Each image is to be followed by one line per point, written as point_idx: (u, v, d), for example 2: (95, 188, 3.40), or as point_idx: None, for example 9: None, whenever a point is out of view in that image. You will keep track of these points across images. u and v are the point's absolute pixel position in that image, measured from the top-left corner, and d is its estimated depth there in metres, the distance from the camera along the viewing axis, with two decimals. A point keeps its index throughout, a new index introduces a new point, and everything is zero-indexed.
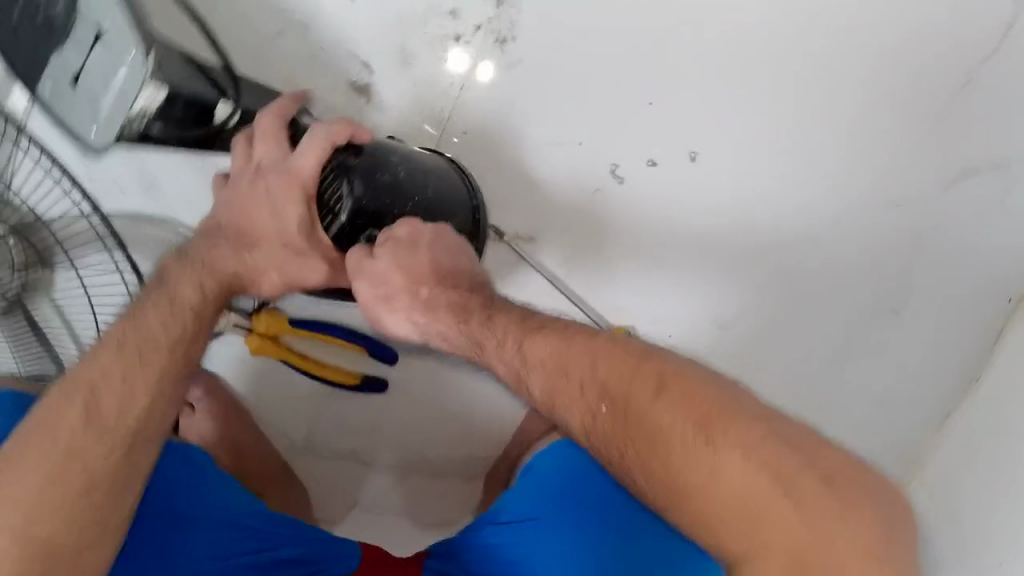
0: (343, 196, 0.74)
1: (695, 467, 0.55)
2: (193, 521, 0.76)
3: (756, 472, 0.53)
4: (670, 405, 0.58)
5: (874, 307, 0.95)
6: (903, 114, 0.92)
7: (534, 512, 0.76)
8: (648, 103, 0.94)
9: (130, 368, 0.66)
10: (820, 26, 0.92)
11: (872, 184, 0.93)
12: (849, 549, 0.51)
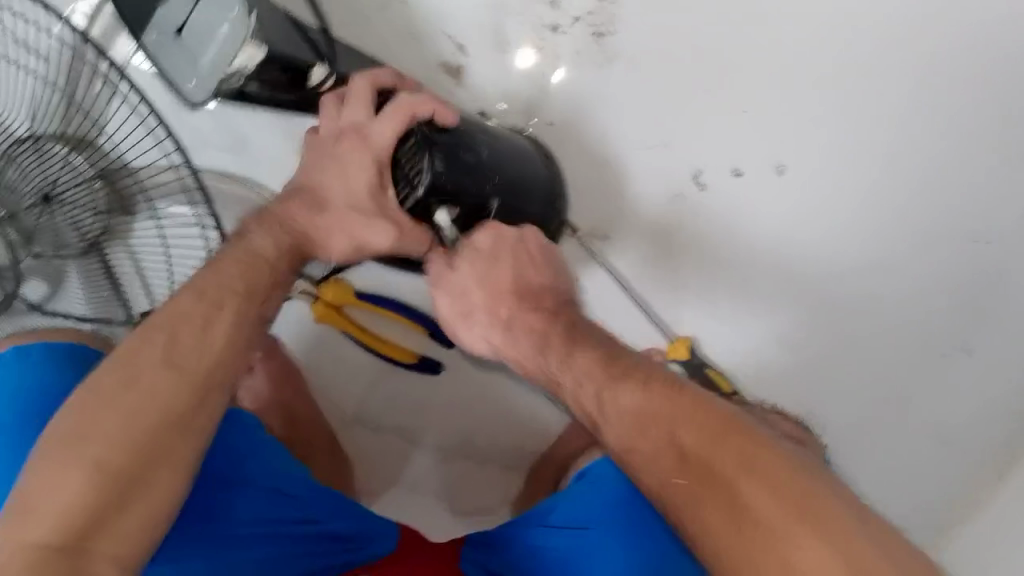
0: (423, 170, 0.70)
1: (768, 550, 0.54)
2: (242, 485, 0.75)
3: (830, 559, 0.52)
4: (754, 479, 0.57)
5: (944, 345, 0.94)
6: (1003, 145, 0.89)
7: (580, 526, 0.77)
8: (739, 111, 0.93)
9: (207, 314, 0.66)
10: (928, 45, 0.88)
11: (961, 217, 0.91)
12: None
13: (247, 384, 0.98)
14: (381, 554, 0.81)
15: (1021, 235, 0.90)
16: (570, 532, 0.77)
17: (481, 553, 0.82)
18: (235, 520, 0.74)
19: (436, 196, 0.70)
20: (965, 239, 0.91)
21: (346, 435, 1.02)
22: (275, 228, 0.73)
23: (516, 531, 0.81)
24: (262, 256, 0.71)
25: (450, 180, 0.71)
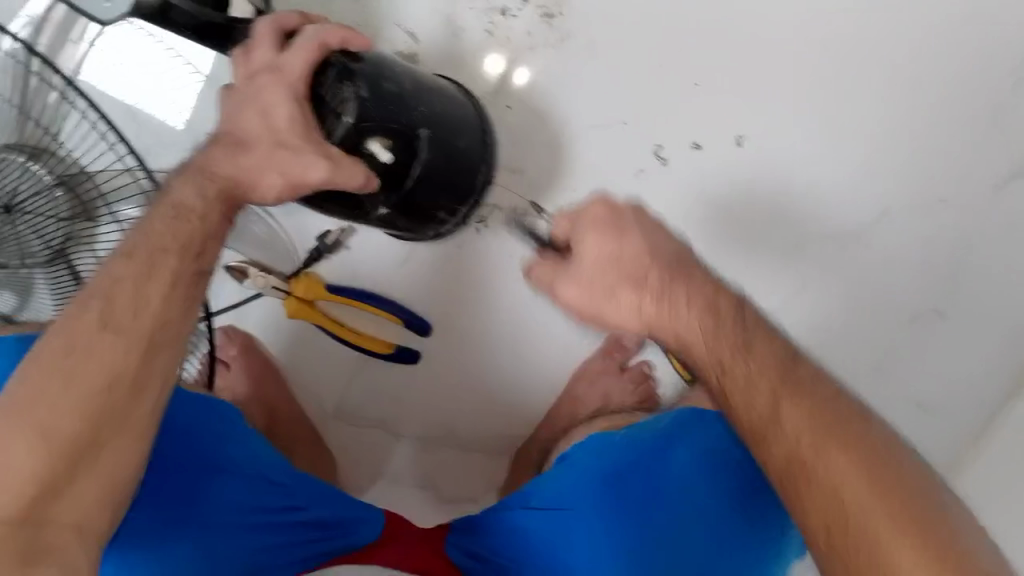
0: (347, 98, 0.67)
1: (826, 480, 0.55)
2: (225, 470, 0.74)
3: (872, 494, 0.54)
4: (804, 415, 0.57)
5: (918, 306, 0.95)
6: (953, 108, 0.92)
7: (564, 501, 0.76)
8: (694, 84, 0.94)
9: (141, 276, 0.62)
10: (875, 18, 0.92)
11: (921, 179, 0.93)
12: None
13: (225, 382, 0.98)
14: (376, 535, 0.83)
15: (979, 195, 0.93)
16: (583, 480, 0.77)
17: (463, 537, 0.83)
18: (220, 503, 0.73)
19: (361, 121, 0.68)
20: (923, 200, 0.93)
21: (327, 429, 1.02)
22: (194, 174, 0.66)
23: (519, 499, 0.79)
24: (194, 212, 0.65)
25: (373, 107, 0.69)
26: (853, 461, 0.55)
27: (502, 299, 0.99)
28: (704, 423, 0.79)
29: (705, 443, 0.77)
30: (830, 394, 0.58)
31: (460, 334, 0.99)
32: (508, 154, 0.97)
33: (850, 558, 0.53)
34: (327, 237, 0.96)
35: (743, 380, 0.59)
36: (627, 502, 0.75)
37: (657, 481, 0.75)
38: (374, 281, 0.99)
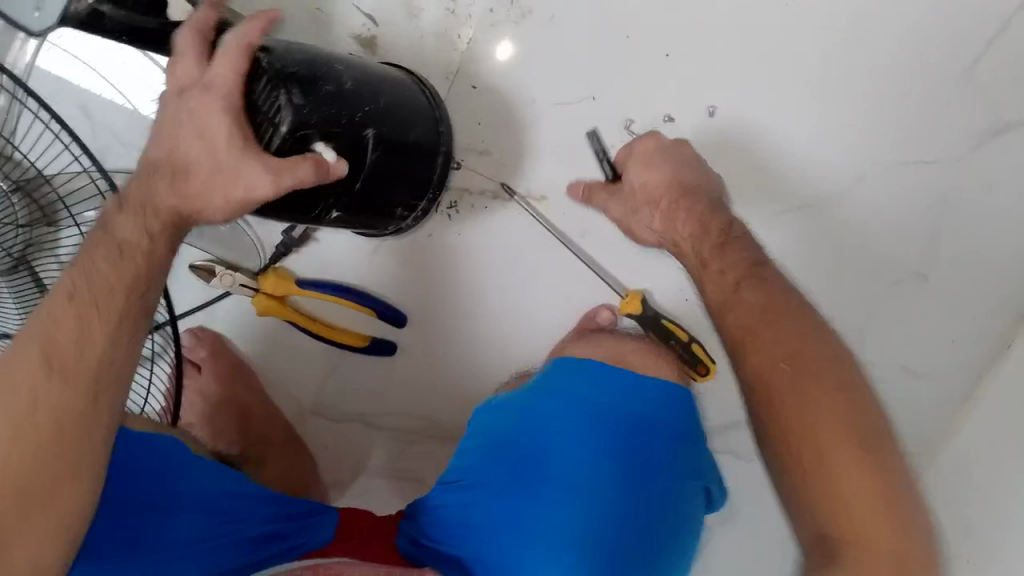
0: (282, 105, 0.63)
1: (794, 406, 0.62)
2: (169, 506, 0.70)
3: (831, 424, 0.60)
4: (778, 343, 0.65)
5: (898, 273, 0.92)
6: (928, 69, 0.90)
7: (470, 475, 0.74)
8: (665, 55, 0.91)
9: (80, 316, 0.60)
10: None
11: (897, 142, 0.91)
12: (873, 528, 0.57)
13: (194, 385, 0.98)
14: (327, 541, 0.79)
15: (957, 156, 0.90)
16: (482, 462, 0.74)
17: (410, 525, 0.78)
18: (163, 541, 0.69)
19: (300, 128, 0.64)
20: (902, 162, 0.91)
21: (306, 427, 1.00)
22: (132, 203, 0.63)
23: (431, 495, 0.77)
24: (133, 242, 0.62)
25: (312, 112, 0.65)
26: (783, 338, 0.65)
27: (468, 288, 0.97)
28: (580, 365, 0.76)
29: (583, 383, 0.74)
30: (815, 331, 0.65)
31: (435, 324, 0.98)
32: (476, 136, 0.94)
33: (802, 463, 0.60)
34: (293, 230, 0.95)
35: (712, 276, 0.74)
36: (526, 469, 0.72)
37: (550, 438, 0.72)
38: (345, 274, 0.97)
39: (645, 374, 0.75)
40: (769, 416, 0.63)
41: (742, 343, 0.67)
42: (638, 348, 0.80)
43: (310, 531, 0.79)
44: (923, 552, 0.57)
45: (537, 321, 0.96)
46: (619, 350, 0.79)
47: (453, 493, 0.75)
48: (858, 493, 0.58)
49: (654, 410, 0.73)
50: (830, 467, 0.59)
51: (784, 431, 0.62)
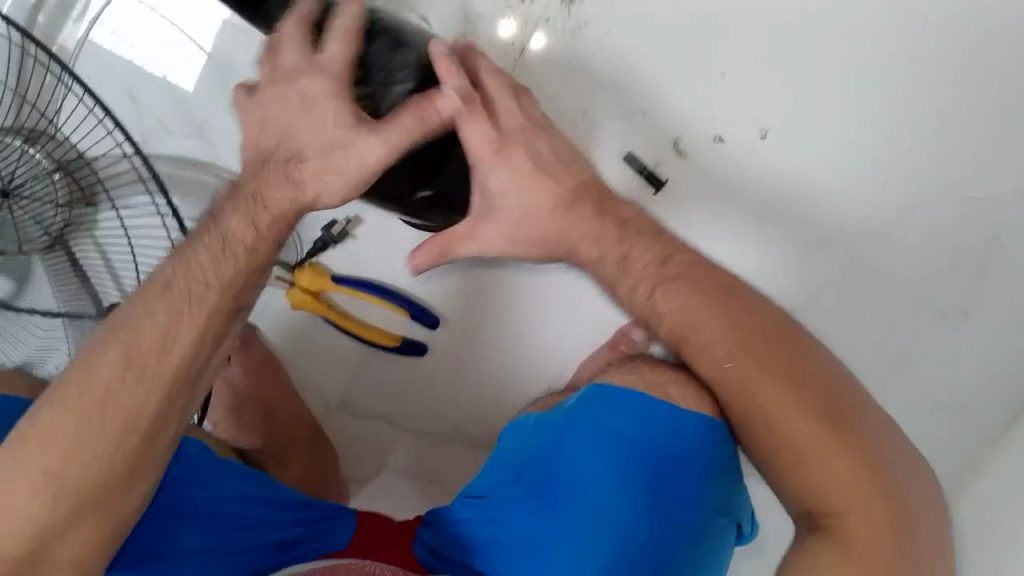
0: (393, 71, 0.71)
1: (754, 392, 0.65)
2: (184, 514, 0.74)
3: (797, 407, 0.63)
4: (716, 322, 0.68)
5: (940, 311, 0.91)
6: (984, 106, 0.88)
7: (492, 490, 0.74)
8: (719, 75, 0.90)
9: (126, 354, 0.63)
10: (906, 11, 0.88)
11: (948, 178, 0.89)
12: (850, 495, 0.61)
13: (223, 375, 0.96)
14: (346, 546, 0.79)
15: (1006, 197, 0.89)
16: (507, 483, 0.73)
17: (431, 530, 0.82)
18: (181, 547, 0.72)
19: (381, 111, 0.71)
20: (953, 199, 0.89)
21: (333, 423, 1.01)
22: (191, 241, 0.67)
23: (453, 507, 0.76)
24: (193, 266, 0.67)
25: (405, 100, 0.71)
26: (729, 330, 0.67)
27: (502, 304, 0.96)
28: (611, 394, 0.72)
29: (614, 414, 0.71)
30: (759, 312, 0.68)
31: (469, 327, 0.97)
32: None
33: (753, 420, 0.65)
34: (332, 227, 0.94)
35: (636, 273, 0.73)
36: (551, 496, 0.71)
37: (577, 468, 0.71)
38: (380, 275, 0.97)
39: (681, 408, 0.70)
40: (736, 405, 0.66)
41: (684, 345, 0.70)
42: (678, 379, 0.72)
43: (322, 533, 0.79)
44: (895, 521, 0.61)
45: (570, 338, 0.96)
46: (656, 381, 0.72)
47: (476, 510, 0.74)
48: (843, 479, 0.61)
49: (689, 448, 0.70)
50: (806, 460, 0.62)
51: (765, 426, 0.64)
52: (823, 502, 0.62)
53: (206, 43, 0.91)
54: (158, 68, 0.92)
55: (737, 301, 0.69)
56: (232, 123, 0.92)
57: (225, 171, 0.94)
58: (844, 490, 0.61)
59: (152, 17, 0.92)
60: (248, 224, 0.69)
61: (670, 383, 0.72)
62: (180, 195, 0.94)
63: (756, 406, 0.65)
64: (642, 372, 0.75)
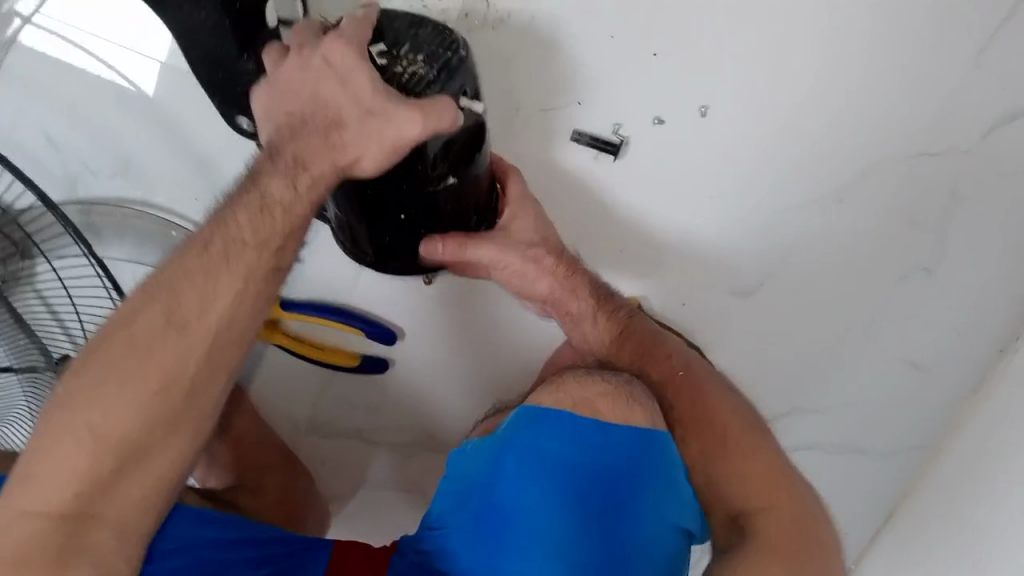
0: (404, 51, 0.65)
1: (700, 401, 0.78)
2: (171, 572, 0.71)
3: (733, 412, 0.76)
4: (668, 350, 0.82)
5: (906, 265, 0.91)
6: (929, 58, 0.85)
7: (446, 522, 0.72)
8: (651, 55, 0.86)
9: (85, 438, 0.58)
10: None
11: (901, 136, 0.87)
12: (775, 496, 0.71)
13: None
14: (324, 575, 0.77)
15: (961, 151, 0.87)
16: (457, 508, 0.73)
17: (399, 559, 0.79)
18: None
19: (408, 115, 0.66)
20: (909, 157, 0.87)
21: (304, 446, 1.00)
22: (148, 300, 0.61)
23: (409, 542, 0.74)
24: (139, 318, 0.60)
25: (433, 92, 0.64)
26: (662, 363, 0.81)
27: (457, 307, 0.95)
28: (543, 412, 0.74)
29: (550, 432, 0.73)
30: (692, 356, 0.83)
31: (428, 343, 0.96)
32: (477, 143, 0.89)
33: (699, 422, 0.77)
34: None
35: (588, 324, 0.85)
36: (499, 515, 0.71)
37: (520, 486, 0.71)
38: (334, 297, 0.94)
39: (607, 422, 0.73)
40: (674, 416, 0.78)
41: (642, 361, 0.82)
42: (608, 391, 0.76)
43: (297, 565, 0.78)
44: (806, 517, 0.70)
45: (533, 328, 0.96)
46: (585, 397, 0.75)
47: (434, 542, 0.73)
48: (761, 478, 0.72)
49: (621, 458, 0.72)
50: (734, 457, 0.74)
51: (707, 437, 0.76)
52: (744, 501, 0.71)
53: (125, 68, 0.86)
54: (71, 104, 0.88)
55: (666, 343, 0.83)
56: (168, 160, 0.90)
57: (164, 210, 0.92)
58: (762, 492, 0.71)
59: (59, 43, 0.86)
60: (288, 185, 0.64)
61: (598, 398, 0.75)
62: (121, 237, 0.92)
63: (696, 414, 0.77)
64: (569, 388, 0.77)
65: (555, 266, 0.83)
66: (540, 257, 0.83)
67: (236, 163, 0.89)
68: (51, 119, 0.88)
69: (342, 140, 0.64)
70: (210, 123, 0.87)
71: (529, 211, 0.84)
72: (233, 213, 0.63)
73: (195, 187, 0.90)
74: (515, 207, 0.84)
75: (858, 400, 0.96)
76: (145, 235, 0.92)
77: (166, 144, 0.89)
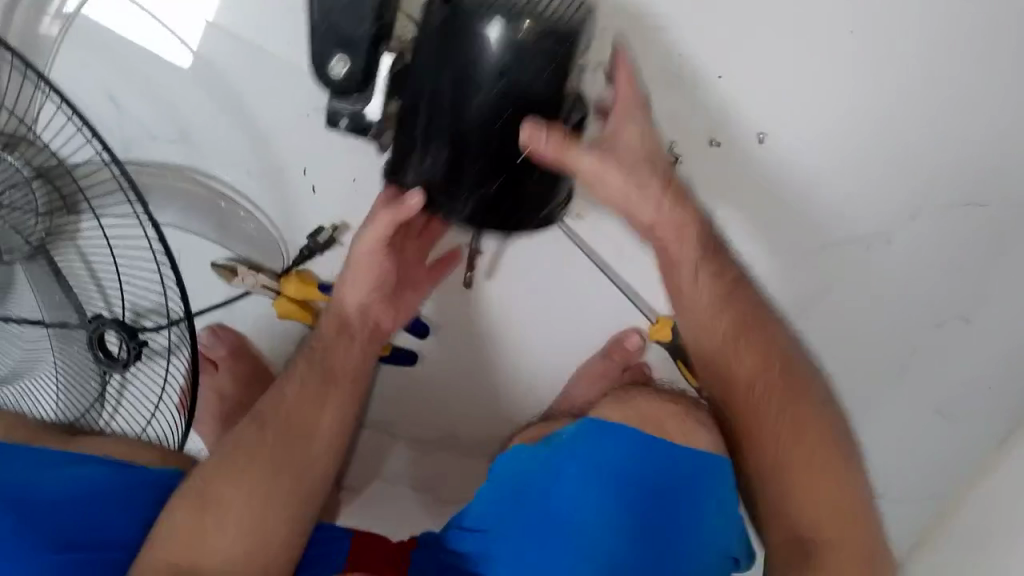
0: None
1: (789, 405, 0.78)
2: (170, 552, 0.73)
3: (822, 429, 0.77)
4: (760, 343, 0.80)
5: (943, 313, 0.91)
6: (1000, 112, 0.84)
7: (490, 521, 0.77)
8: (717, 77, 0.85)
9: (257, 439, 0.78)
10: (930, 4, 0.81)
11: (957, 187, 0.87)
12: (840, 525, 0.74)
13: (212, 383, 0.97)
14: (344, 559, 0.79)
15: (1013, 210, 0.87)
16: (500, 512, 0.77)
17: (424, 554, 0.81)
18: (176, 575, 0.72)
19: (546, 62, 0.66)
20: (958, 207, 0.87)
21: None
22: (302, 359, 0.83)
23: (443, 540, 0.80)
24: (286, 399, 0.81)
25: (579, 23, 0.66)
26: (752, 354, 0.79)
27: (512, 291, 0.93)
28: (604, 425, 0.79)
29: (604, 444, 0.78)
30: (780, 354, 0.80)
31: (461, 343, 0.96)
32: None
33: (779, 422, 0.77)
34: (318, 235, 0.91)
35: (689, 284, 0.80)
36: (541, 518, 0.76)
37: (565, 494, 0.76)
38: None
39: (669, 442, 0.78)
40: (741, 410, 0.79)
41: (718, 356, 0.81)
42: (677, 413, 0.81)
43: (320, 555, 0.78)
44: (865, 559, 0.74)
45: (580, 323, 0.95)
46: (654, 415, 0.81)
47: (473, 542, 0.78)
48: (824, 479, 0.75)
49: (677, 481, 0.77)
50: (812, 470, 0.75)
51: (777, 435, 0.77)
52: (816, 526, 0.74)
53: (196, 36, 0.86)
54: (135, 66, 0.88)
55: (763, 331, 0.80)
56: (223, 131, 0.90)
57: (214, 180, 0.92)
58: (822, 485, 0.75)
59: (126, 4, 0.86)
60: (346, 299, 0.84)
61: (665, 416, 0.81)
62: (168, 208, 0.91)
63: (772, 414, 0.78)
64: (637, 405, 0.83)
65: (661, 193, 0.76)
66: (645, 182, 0.75)
67: (294, 137, 0.89)
68: (114, 81, 0.89)
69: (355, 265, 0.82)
70: (274, 96, 0.88)
71: (633, 125, 0.75)
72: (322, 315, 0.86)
73: (248, 161, 0.91)
74: (618, 120, 0.75)
75: (878, 442, 0.97)
76: (192, 206, 0.92)
77: (226, 117, 0.89)
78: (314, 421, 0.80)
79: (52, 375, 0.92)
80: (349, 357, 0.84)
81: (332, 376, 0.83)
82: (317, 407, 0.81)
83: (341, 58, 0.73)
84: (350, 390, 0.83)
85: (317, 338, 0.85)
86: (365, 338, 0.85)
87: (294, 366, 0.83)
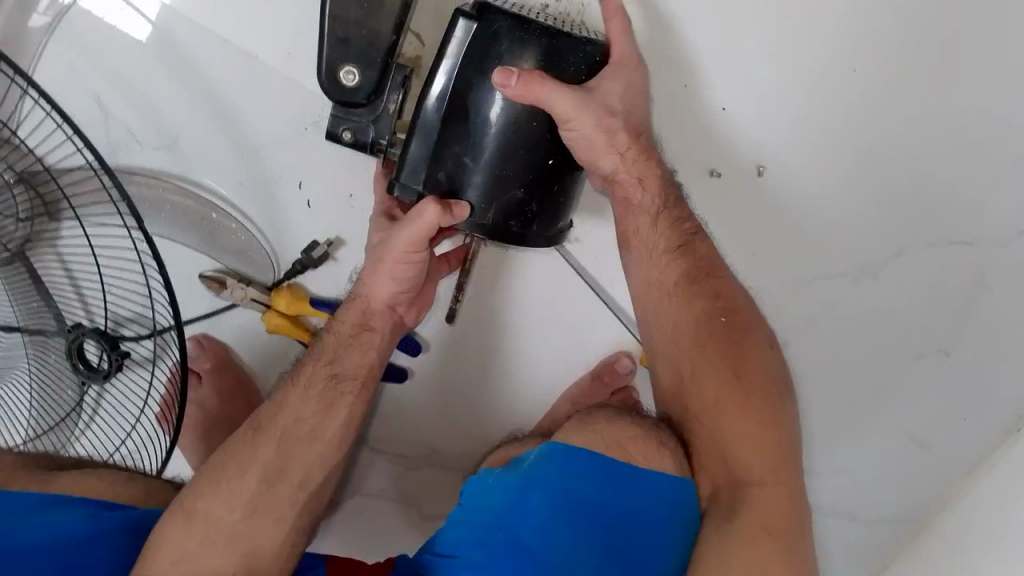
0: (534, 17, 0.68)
1: (749, 358, 0.74)
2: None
3: (771, 394, 0.72)
4: (721, 287, 0.77)
5: (922, 346, 0.94)
6: (987, 153, 0.87)
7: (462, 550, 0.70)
8: (719, 108, 0.87)
9: (282, 454, 0.73)
10: (924, 48, 0.84)
11: (942, 222, 0.89)
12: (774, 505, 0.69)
13: (193, 396, 0.95)
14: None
15: (996, 248, 0.90)
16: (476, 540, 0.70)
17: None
18: None
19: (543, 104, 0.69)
20: (942, 242, 0.90)
21: None
22: (321, 359, 0.78)
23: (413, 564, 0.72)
24: (310, 403, 0.75)
25: (578, 66, 0.69)
26: (705, 298, 0.76)
27: (519, 292, 0.94)
28: (572, 449, 0.72)
29: (571, 471, 0.71)
30: (748, 315, 0.76)
31: (452, 358, 0.97)
32: None
33: (735, 374, 0.73)
34: (311, 249, 0.88)
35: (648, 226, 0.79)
36: (522, 555, 0.68)
37: (536, 522, 0.69)
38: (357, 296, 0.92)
39: (642, 468, 0.71)
40: (693, 364, 0.75)
41: (691, 287, 0.77)
42: (640, 435, 0.73)
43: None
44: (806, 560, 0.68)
45: (570, 337, 0.96)
46: (617, 438, 0.73)
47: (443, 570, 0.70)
48: (764, 447, 0.70)
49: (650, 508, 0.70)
50: (747, 425, 0.71)
51: (728, 389, 0.72)
52: (749, 474, 0.70)
53: (197, 41, 0.84)
54: (124, 68, 0.85)
55: (719, 279, 0.78)
56: (216, 140, 0.87)
57: (204, 190, 0.89)
58: (758, 448, 0.70)
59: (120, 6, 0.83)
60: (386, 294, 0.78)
61: (630, 442, 0.73)
62: (154, 216, 0.88)
63: (724, 362, 0.74)
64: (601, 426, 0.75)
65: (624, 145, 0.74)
66: (614, 131, 0.73)
67: (288, 150, 0.88)
68: (103, 83, 0.85)
69: (383, 262, 0.76)
70: (273, 106, 0.86)
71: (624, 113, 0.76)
72: (348, 303, 0.79)
73: (238, 171, 0.88)
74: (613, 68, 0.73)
75: (854, 464, 0.98)
76: (181, 215, 0.88)
77: (220, 126, 0.87)
78: (318, 423, 0.75)
79: (25, 383, 0.88)
80: (362, 357, 0.79)
81: (342, 374, 0.77)
82: (323, 409, 0.75)
83: (350, 70, 0.70)
84: (363, 391, 0.78)
85: (335, 326, 0.79)
86: (385, 334, 0.80)
87: (303, 366, 0.78)
